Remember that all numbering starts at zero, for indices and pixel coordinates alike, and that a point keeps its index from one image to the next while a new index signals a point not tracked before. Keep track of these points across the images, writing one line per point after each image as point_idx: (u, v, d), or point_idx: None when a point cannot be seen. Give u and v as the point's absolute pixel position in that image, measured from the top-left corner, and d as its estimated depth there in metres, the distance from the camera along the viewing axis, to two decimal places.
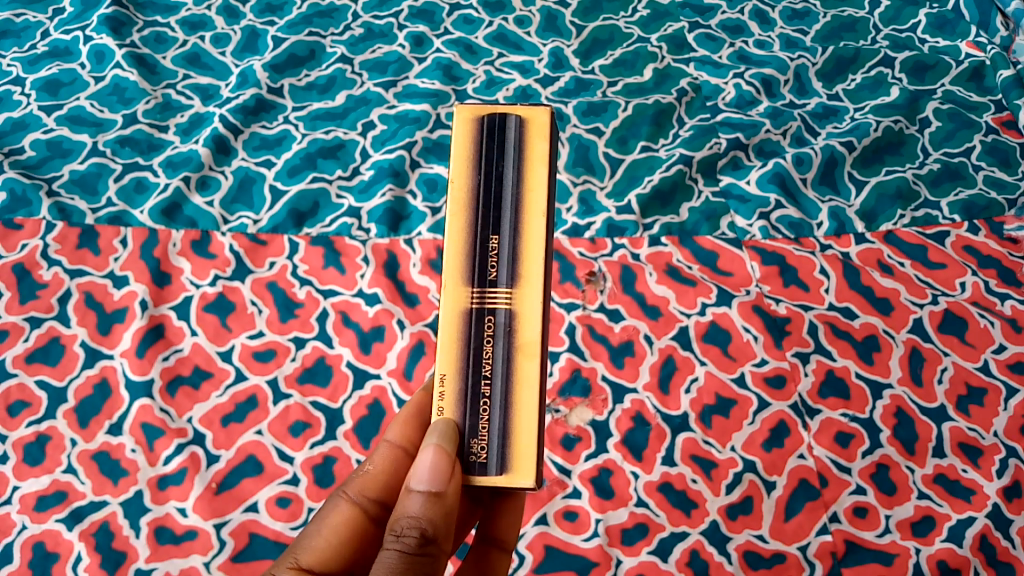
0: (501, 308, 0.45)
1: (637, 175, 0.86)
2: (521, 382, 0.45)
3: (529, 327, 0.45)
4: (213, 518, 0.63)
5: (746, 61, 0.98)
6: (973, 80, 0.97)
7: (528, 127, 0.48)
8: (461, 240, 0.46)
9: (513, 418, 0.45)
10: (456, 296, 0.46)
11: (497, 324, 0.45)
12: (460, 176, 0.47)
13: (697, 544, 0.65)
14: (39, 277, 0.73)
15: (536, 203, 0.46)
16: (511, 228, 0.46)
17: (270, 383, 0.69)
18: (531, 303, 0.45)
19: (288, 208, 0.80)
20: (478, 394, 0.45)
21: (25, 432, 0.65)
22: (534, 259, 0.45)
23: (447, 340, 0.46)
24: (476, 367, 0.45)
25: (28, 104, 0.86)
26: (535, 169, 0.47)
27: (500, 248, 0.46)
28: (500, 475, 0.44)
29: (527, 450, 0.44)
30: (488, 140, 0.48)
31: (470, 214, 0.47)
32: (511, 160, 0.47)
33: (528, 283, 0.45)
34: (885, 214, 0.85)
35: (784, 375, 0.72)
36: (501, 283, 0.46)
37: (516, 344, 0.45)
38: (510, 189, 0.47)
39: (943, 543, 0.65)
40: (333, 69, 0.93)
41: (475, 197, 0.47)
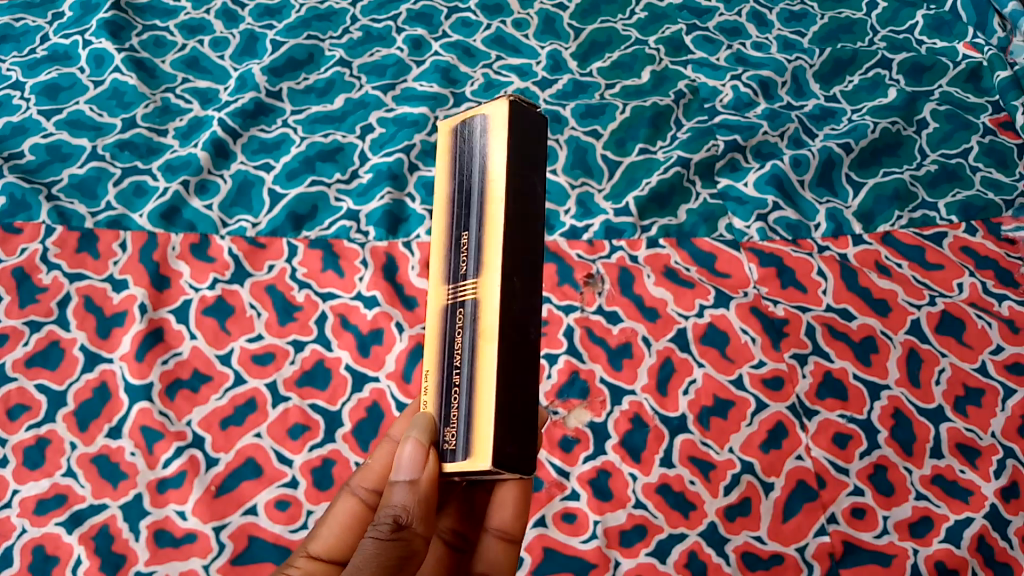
0: (468, 297, 0.41)
1: (635, 178, 0.87)
2: (482, 372, 0.39)
3: (489, 312, 0.39)
4: (212, 521, 0.63)
5: (744, 63, 0.98)
6: (970, 81, 0.97)
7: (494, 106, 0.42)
8: (439, 236, 0.43)
9: (477, 406, 0.40)
10: (438, 291, 0.43)
11: (465, 314, 0.41)
12: (444, 170, 0.44)
13: (695, 546, 0.65)
14: (38, 281, 0.73)
15: (497, 182, 0.41)
16: (476, 213, 0.41)
17: (269, 386, 0.69)
18: (491, 288, 0.40)
19: (286, 211, 0.80)
20: (450, 385, 0.41)
21: (24, 436, 0.65)
22: (493, 239, 0.40)
23: (432, 335, 0.43)
24: (449, 362, 0.41)
25: (27, 109, 0.87)
26: (495, 145, 0.41)
27: (469, 238, 0.41)
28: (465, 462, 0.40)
29: (484, 437, 0.39)
30: (457, 129, 0.43)
31: (450, 207, 0.43)
32: (477, 142, 0.42)
33: (488, 266, 0.40)
34: (883, 215, 0.85)
35: (781, 376, 0.73)
36: (467, 271, 0.41)
37: (479, 329, 0.40)
38: (478, 170, 0.42)
39: (941, 544, 0.66)
40: (331, 72, 0.94)
41: (454, 188, 0.43)
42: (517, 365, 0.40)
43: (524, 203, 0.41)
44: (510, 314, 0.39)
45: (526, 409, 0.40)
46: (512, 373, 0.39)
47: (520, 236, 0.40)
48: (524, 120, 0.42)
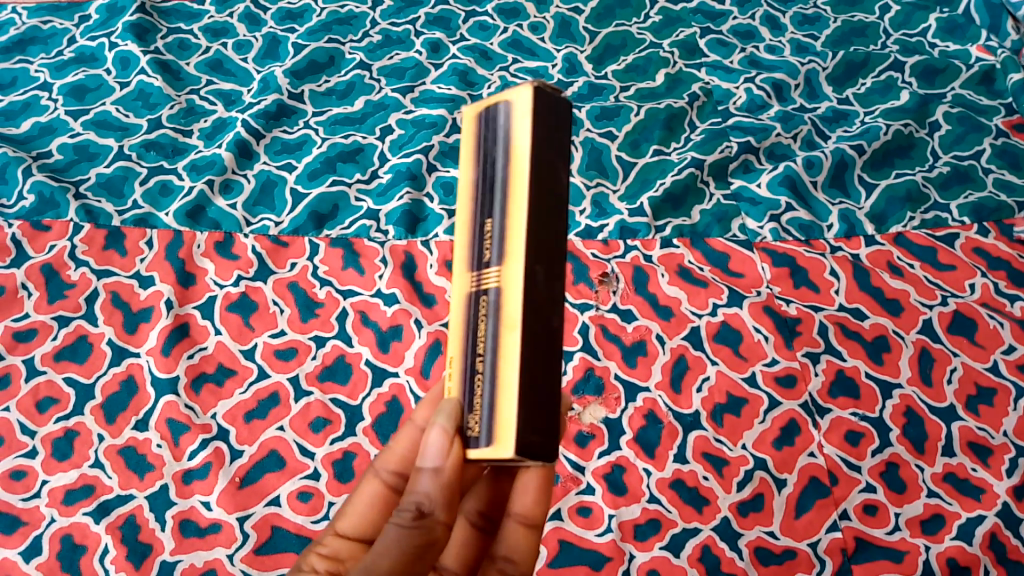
0: (492, 286, 0.41)
1: (650, 179, 0.88)
2: (505, 361, 0.39)
3: (512, 301, 0.39)
4: (237, 511, 0.64)
5: (757, 66, 1.00)
6: (983, 84, 0.98)
7: (514, 97, 0.42)
8: (465, 231, 0.43)
9: (499, 394, 0.39)
10: (464, 285, 0.43)
11: (489, 302, 0.41)
12: (466, 163, 0.44)
13: (708, 540, 0.66)
14: (67, 277, 0.75)
15: (519, 172, 0.40)
16: (500, 204, 0.41)
17: (292, 380, 0.71)
18: (514, 275, 0.39)
19: (309, 210, 0.82)
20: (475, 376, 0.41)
21: (54, 428, 0.67)
22: (516, 230, 0.40)
23: (455, 324, 0.43)
24: (472, 353, 0.41)
25: (55, 109, 0.89)
26: (517, 135, 0.41)
27: (490, 224, 0.41)
28: (486, 449, 0.39)
29: (508, 425, 0.39)
30: (483, 118, 0.43)
31: (472, 200, 0.43)
32: (501, 131, 0.42)
33: (511, 255, 0.40)
34: (896, 216, 0.86)
35: (794, 374, 0.74)
36: (490, 259, 0.41)
37: (504, 321, 0.40)
38: (500, 161, 0.42)
39: (953, 541, 0.66)
40: (352, 75, 0.96)
41: (477, 182, 0.43)
42: (539, 355, 0.39)
43: (549, 194, 0.41)
44: (534, 303, 0.39)
45: (548, 397, 0.39)
46: (536, 362, 0.39)
47: (545, 227, 0.40)
48: (548, 109, 0.41)
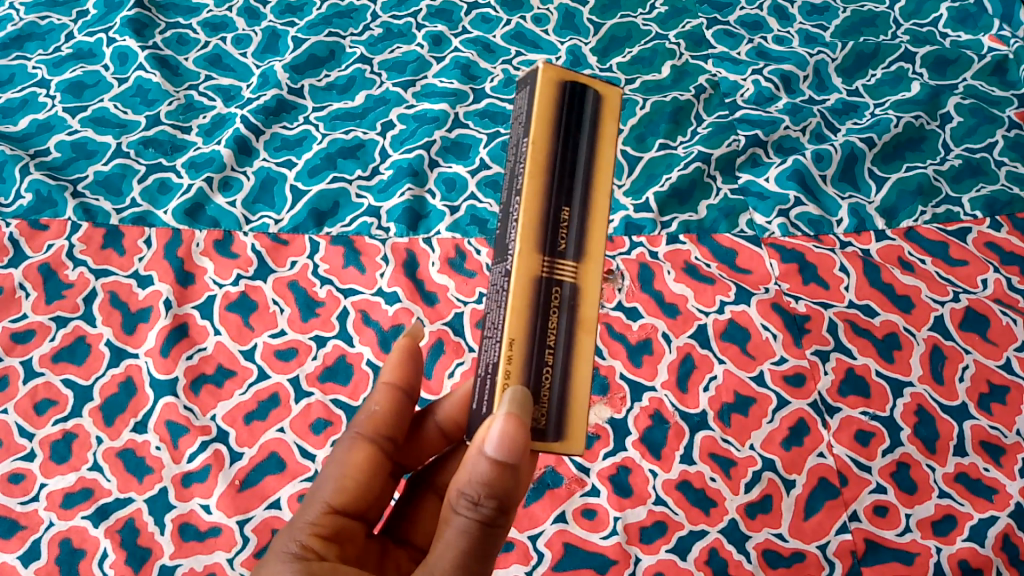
0: (567, 280, 0.43)
1: (655, 174, 0.87)
2: (580, 356, 0.43)
3: (591, 302, 0.44)
4: (236, 515, 0.63)
5: (765, 58, 0.98)
6: (995, 74, 0.96)
7: (603, 104, 0.45)
8: (535, 206, 0.42)
9: (572, 386, 0.43)
10: (531, 263, 0.42)
11: (563, 295, 0.42)
12: (540, 138, 0.43)
13: (715, 542, 0.65)
14: (64, 277, 0.74)
15: (605, 183, 0.44)
16: (582, 202, 0.43)
17: (292, 381, 0.70)
18: (592, 279, 0.44)
19: (309, 207, 0.81)
20: (541, 362, 0.42)
21: (52, 430, 0.66)
22: (600, 236, 0.44)
23: (520, 299, 0.41)
24: (541, 337, 0.42)
25: (53, 106, 0.88)
26: (606, 147, 0.44)
27: (571, 220, 0.43)
28: (556, 441, 0.42)
29: (583, 418, 0.43)
30: (569, 106, 0.44)
31: (546, 179, 0.43)
32: (586, 133, 0.44)
33: (592, 259, 0.44)
34: (906, 210, 0.84)
35: (803, 373, 0.72)
36: (568, 253, 0.43)
37: (578, 318, 0.43)
38: (584, 160, 0.44)
39: (965, 542, 0.65)
40: (352, 69, 0.94)
41: (553, 165, 0.43)
42: None
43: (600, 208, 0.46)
44: None
45: None
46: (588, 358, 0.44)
47: None
48: None
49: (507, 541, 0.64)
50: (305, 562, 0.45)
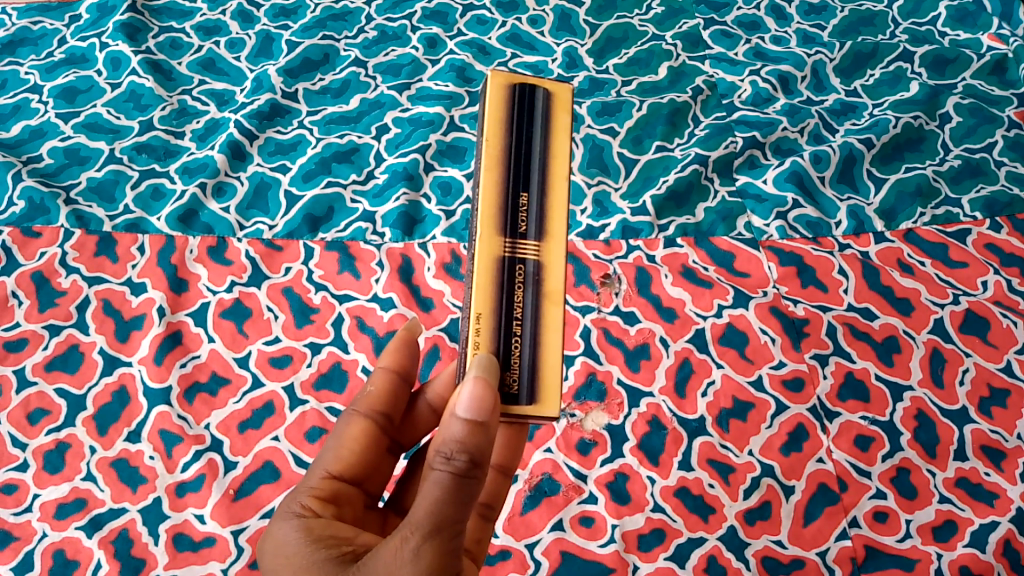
0: (531, 258, 0.44)
1: (652, 176, 0.86)
2: (548, 328, 0.44)
3: (556, 275, 0.45)
4: (231, 525, 0.63)
5: (763, 58, 0.97)
6: (994, 73, 0.96)
7: (555, 98, 0.47)
8: (493, 192, 0.44)
9: (542, 356, 0.44)
10: (493, 246, 0.44)
11: (527, 273, 0.44)
12: (493, 135, 0.45)
13: (714, 550, 0.64)
14: (57, 285, 0.73)
15: (562, 167, 0.46)
16: (540, 186, 0.45)
17: (287, 389, 0.70)
18: (558, 255, 0.45)
19: (303, 212, 0.80)
20: (509, 332, 0.44)
21: (45, 440, 0.66)
22: (561, 214, 0.45)
23: (483, 278, 0.43)
24: (507, 312, 0.44)
25: (45, 112, 0.87)
26: (560, 135, 0.46)
27: (530, 203, 0.45)
28: (529, 405, 0.43)
29: (555, 383, 0.44)
30: (521, 103, 0.46)
31: (502, 171, 0.45)
32: (539, 122, 0.46)
33: (555, 238, 0.45)
34: (906, 212, 0.83)
35: (802, 377, 0.72)
36: (529, 233, 0.44)
37: (544, 291, 0.44)
38: (539, 149, 0.46)
39: (965, 548, 0.64)
40: (347, 73, 0.94)
41: (508, 157, 0.45)
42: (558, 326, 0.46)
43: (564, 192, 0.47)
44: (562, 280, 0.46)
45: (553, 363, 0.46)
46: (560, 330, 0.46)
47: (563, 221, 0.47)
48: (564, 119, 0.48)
49: (503, 550, 0.63)
50: (305, 519, 0.46)
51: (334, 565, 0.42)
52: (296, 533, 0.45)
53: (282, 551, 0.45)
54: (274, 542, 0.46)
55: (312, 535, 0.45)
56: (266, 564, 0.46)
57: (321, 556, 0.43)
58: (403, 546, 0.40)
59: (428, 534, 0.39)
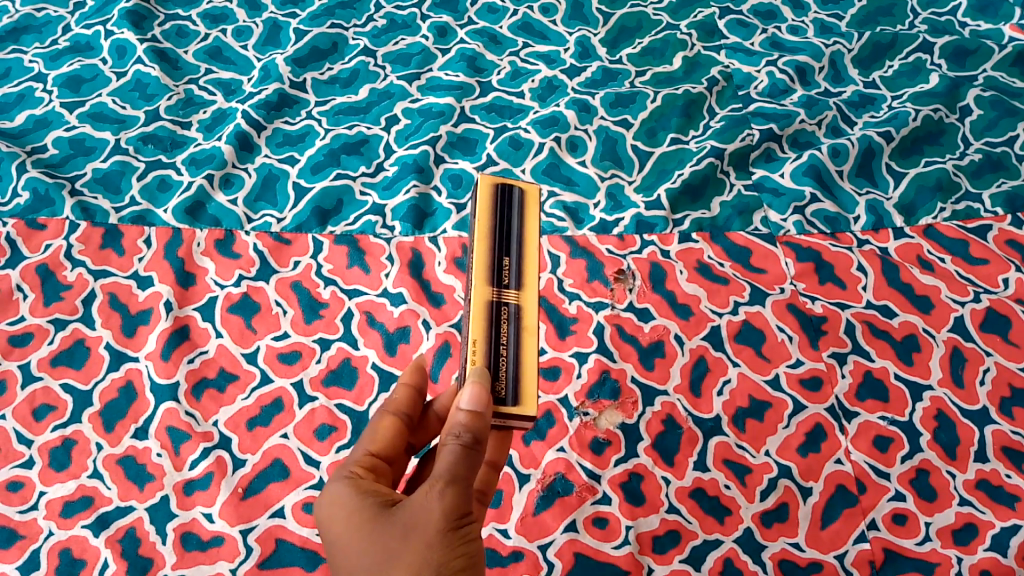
0: (512, 302, 0.52)
1: (667, 170, 0.84)
2: (527, 352, 0.51)
3: (531, 316, 0.52)
4: (239, 524, 0.62)
5: (779, 48, 0.95)
6: (1016, 65, 0.94)
7: (527, 195, 0.57)
8: (482, 252, 0.53)
9: (522, 375, 0.50)
10: (483, 291, 0.52)
11: (510, 312, 0.52)
12: (482, 217, 0.55)
13: (731, 552, 0.63)
14: (63, 278, 0.72)
15: (533, 240, 0.55)
16: (518, 253, 0.54)
17: (296, 385, 0.68)
18: (533, 303, 0.53)
19: (312, 205, 0.79)
20: (497, 353, 0.50)
21: (51, 437, 0.65)
22: (532, 270, 0.54)
23: (477, 314, 0.51)
24: (495, 340, 0.51)
25: (50, 101, 0.86)
26: (531, 218, 0.56)
27: (511, 263, 0.53)
28: (514, 406, 0.49)
29: (532, 393, 0.50)
30: (502, 198, 0.56)
31: (490, 241, 0.54)
32: (516, 209, 0.56)
33: (529, 288, 0.53)
34: (925, 207, 0.82)
35: (819, 376, 0.71)
36: (510, 284, 0.53)
37: (523, 325, 0.52)
38: (516, 227, 0.55)
39: (986, 552, 0.63)
40: (356, 62, 0.92)
41: (494, 232, 0.55)
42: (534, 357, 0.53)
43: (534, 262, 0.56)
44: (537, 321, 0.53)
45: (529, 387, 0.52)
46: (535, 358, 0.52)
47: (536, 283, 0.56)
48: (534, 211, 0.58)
49: (515, 551, 0.62)
50: (354, 480, 0.48)
51: (376, 509, 0.46)
52: (347, 491, 0.47)
53: (334, 505, 0.47)
54: (326, 503, 0.48)
55: (361, 490, 0.47)
56: (322, 525, 0.48)
57: (366, 503, 0.46)
58: (428, 495, 0.44)
59: (446, 484, 0.44)
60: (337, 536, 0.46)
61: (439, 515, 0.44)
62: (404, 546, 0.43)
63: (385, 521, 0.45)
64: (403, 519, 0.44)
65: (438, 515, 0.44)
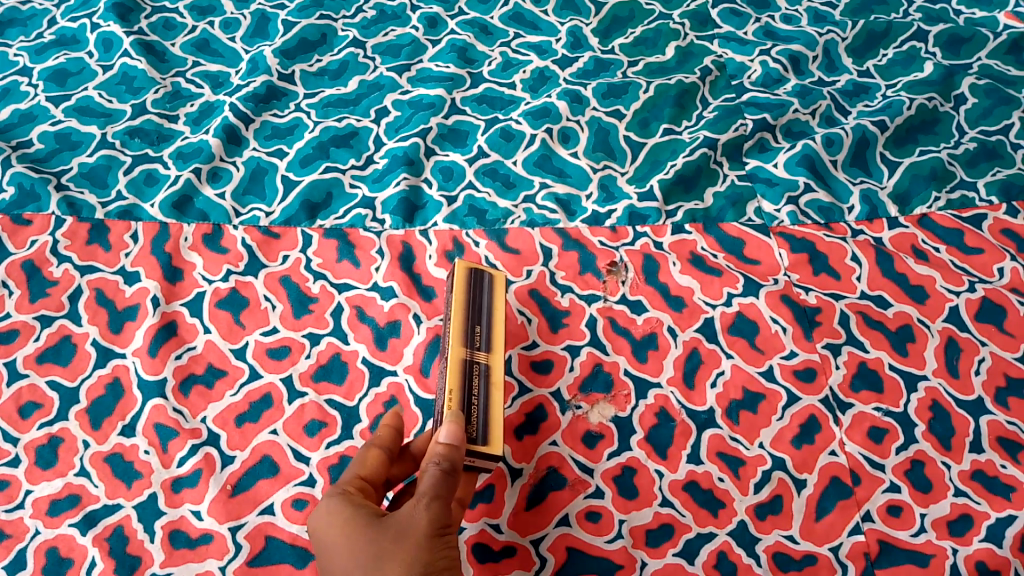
0: (482, 361, 0.61)
1: (660, 160, 0.84)
2: (494, 402, 0.59)
3: (497, 373, 0.61)
4: (228, 521, 0.61)
5: (772, 37, 0.94)
6: (1011, 53, 0.93)
7: (494, 279, 0.67)
8: (458, 318, 0.63)
9: (490, 420, 0.58)
10: (458, 348, 0.60)
11: (481, 369, 0.60)
12: (458, 291, 0.65)
13: (724, 545, 0.62)
14: (49, 274, 0.71)
15: (499, 315, 0.65)
16: (486, 324, 0.63)
17: (285, 381, 0.68)
18: (499, 365, 0.62)
19: (301, 199, 0.78)
20: (469, 398, 0.58)
21: (37, 435, 0.64)
22: (498, 339, 0.63)
23: (453, 367, 0.59)
24: (467, 390, 0.58)
25: (35, 95, 0.85)
26: (498, 297, 0.66)
27: (482, 331, 0.63)
28: (483, 443, 0.56)
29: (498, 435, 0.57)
30: (475, 277, 0.66)
31: (464, 312, 0.63)
32: (486, 288, 0.66)
33: (496, 352, 0.62)
34: (920, 196, 0.81)
35: (814, 367, 0.70)
36: (480, 346, 0.62)
37: (491, 381, 0.60)
38: (485, 301, 0.65)
39: (981, 543, 0.62)
40: (345, 54, 0.91)
41: (468, 305, 0.64)
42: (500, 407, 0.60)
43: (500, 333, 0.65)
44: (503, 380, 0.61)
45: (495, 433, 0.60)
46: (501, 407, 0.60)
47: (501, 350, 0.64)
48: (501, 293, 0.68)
49: (507, 547, 0.62)
50: (347, 495, 0.52)
51: (370, 516, 0.50)
52: (340, 501, 0.51)
53: (326, 514, 0.51)
54: (317, 515, 0.51)
55: (352, 502, 0.51)
56: (313, 538, 0.51)
57: (359, 512, 0.50)
58: (415, 507, 0.49)
59: (431, 499, 0.49)
60: (328, 542, 0.49)
61: (425, 523, 0.48)
62: (393, 547, 0.47)
63: (377, 524, 0.49)
64: (392, 525, 0.48)
65: (424, 522, 0.48)
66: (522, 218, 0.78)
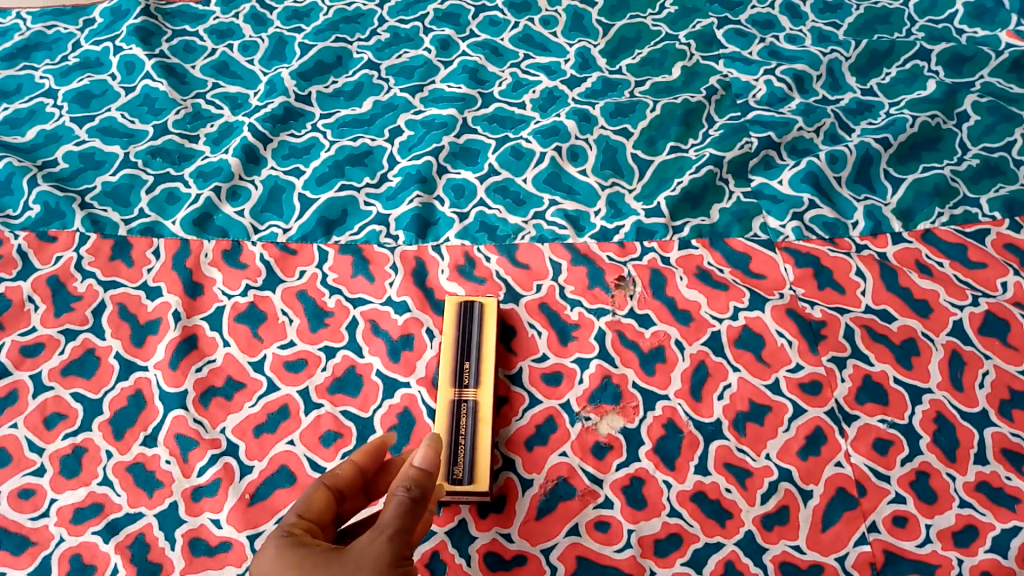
0: (471, 399, 0.66)
1: (667, 177, 0.85)
2: (481, 439, 0.64)
3: (485, 407, 0.66)
4: (246, 529, 0.63)
5: (777, 57, 0.96)
6: (1013, 71, 0.94)
7: (486, 308, 0.71)
8: (448, 361, 0.68)
9: (477, 457, 0.63)
10: (446, 392, 0.67)
11: (468, 408, 0.66)
12: (450, 330, 0.70)
13: (731, 555, 0.63)
14: (73, 290, 0.74)
15: (489, 346, 0.69)
16: (476, 358, 0.68)
17: (302, 393, 0.69)
18: (488, 398, 0.66)
19: (317, 216, 0.80)
20: (456, 440, 0.64)
21: (62, 445, 0.66)
22: (488, 373, 0.68)
23: (441, 412, 0.66)
24: (455, 433, 0.65)
25: (60, 116, 0.88)
26: (489, 327, 0.70)
27: (471, 367, 0.68)
28: (468, 483, 0.62)
29: (485, 468, 0.63)
30: (466, 314, 0.71)
31: (454, 353, 0.69)
32: (476, 320, 0.70)
33: (485, 386, 0.67)
34: (923, 212, 0.83)
35: (819, 380, 0.71)
36: (468, 385, 0.67)
37: (479, 418, 0.65)
38: (475, 335, 0.69)
39: (987, 553, 0.63)
40: (359, 75, 0.94)
41: (458, 345, 0.69)
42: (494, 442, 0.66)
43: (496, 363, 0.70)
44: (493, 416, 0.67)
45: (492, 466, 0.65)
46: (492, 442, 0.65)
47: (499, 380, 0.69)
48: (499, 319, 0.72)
49: (519, 556, 0.63)
50: (294, 537, 0.49)
51: (321, 554, 0.47)
52: (289, 543, 0.48)
53: (271, 556, 0.47)
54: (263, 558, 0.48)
55: (301, 543, 0.48)
56: None
57: (312, 552, 0.47)
58: (376, 539, 0.47)
59: (394, 532, 0.48)
60: None
61: (388, 558, 0.47)
62: None
63: (335, 559, 0.46)
64: (352, 557, 0.46)
65: (386, 556, 0.47)
66: (532, 234, 0.80)
